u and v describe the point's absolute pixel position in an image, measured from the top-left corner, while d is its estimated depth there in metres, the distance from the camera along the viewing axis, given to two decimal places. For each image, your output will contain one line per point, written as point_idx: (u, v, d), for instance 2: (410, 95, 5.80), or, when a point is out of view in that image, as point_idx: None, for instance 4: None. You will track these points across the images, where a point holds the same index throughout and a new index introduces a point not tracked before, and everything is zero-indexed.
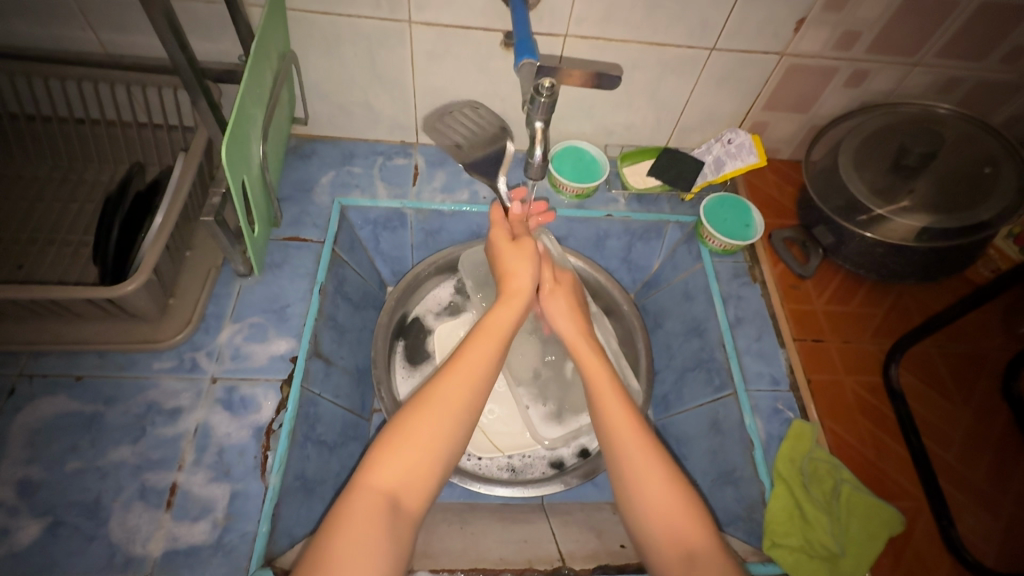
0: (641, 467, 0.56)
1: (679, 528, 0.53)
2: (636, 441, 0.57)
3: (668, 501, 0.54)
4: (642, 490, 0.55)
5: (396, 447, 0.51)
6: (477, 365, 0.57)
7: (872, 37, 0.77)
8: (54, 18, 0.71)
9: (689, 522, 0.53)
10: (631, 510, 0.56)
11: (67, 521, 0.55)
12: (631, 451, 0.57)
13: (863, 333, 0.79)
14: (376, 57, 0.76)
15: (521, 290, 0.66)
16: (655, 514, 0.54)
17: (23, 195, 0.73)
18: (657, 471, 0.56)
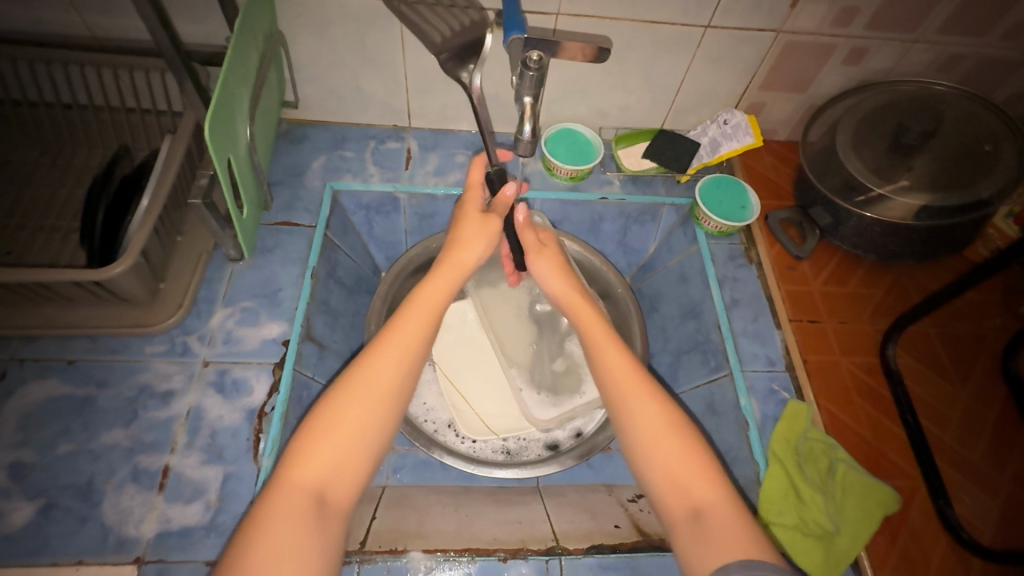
0: (652, 437, 0.55)
1: (688, 499, 0.52)
2: (646, 413, 0.57)
3: (682, 470, 0.54)
4: (649, 462, 0.55)
5: (323, 437, 0.51)
6: (410, 343, 0.57)
7: (870, 13, 0.75)
8: (40, 1, 0.70)
9: (705, 489, 0.52)
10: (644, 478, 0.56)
11: (60, 503, 0.55)
12: (641, 419, 0.57)
13: (860, 314, 0.79)
14: (366, 38, 0.75)
15: (465, 268, 0.65)
16: (663, 483, 0.54)
17: (12, 181, 0.72)
18: (669, 441, 0.55)
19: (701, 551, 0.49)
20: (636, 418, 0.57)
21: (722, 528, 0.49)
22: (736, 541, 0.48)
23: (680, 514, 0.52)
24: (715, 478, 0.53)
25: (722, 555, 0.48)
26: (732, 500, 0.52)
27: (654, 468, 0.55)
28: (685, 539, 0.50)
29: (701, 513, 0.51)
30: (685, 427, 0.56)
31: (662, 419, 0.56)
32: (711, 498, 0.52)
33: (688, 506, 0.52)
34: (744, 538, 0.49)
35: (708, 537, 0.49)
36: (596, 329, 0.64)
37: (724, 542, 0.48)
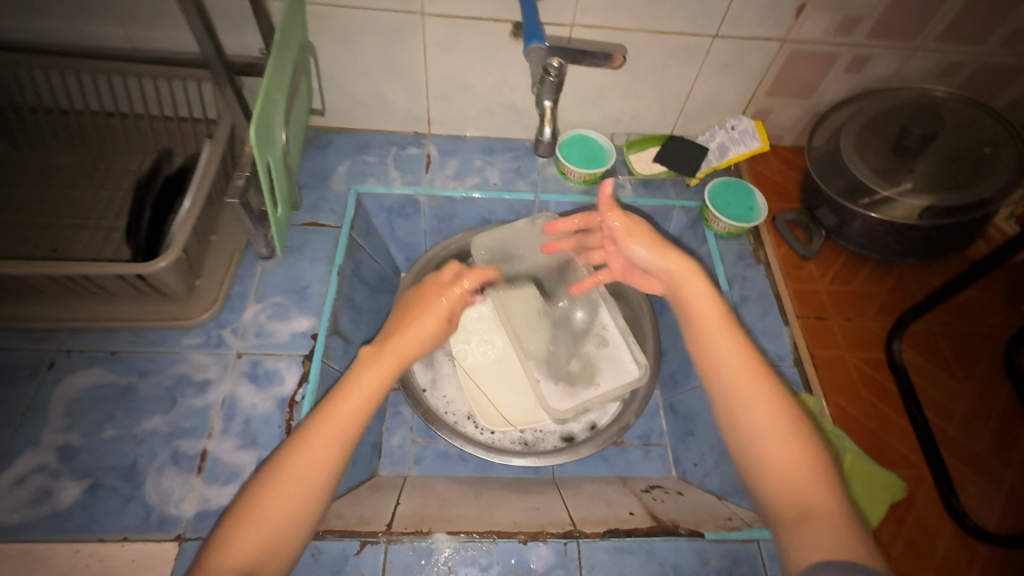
0: (768, 435, 0.54)
1: (803, 502, 0.50)
2: (763, 410, 0.55)
3: (797, 471, 0.52)
4: (768, 459, 0.54)
5: (245, 524, 0.49)
6: (334, 432, 0.54)
7: (871, 22, 0.79)
8: (88, 16, 0.75)
9: (815, 492, 0.51)
10: (758, 477, 0.54)
11: (105, 483, 0.59)
12: (758, 417, 0.55)
13: (866, 311, 0.81)
14: (391, 49, 0.79)
15: (411, 347, 0.62)
16: (771, 479, 0.53)
17: (57, 184, 0.78)
18: (785, 442, 0.54)
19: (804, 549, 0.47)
20: (752, 415, 0.56)
21: (828, 532, 0.47)
22: (843, 546, 0.46)
23: (785, 511, 0.51)
24: (828, 486, 0.51)
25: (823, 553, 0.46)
26: (843, 509, 0.50)
27: (763, 466, 0.54)
28: (791, 537, 0.49)
29: (807, 514, 0.49)
30: (805, 431, 0.55)
31: (782, 419, 0.55)
32: (822, 503, 0.50)
33: (797, 505, 0.50)
34: (854, 546, 0.46)
35: (810, 535, 0.48)
36: (713, 321, 0.61)
37: (829, 543, 0.47)
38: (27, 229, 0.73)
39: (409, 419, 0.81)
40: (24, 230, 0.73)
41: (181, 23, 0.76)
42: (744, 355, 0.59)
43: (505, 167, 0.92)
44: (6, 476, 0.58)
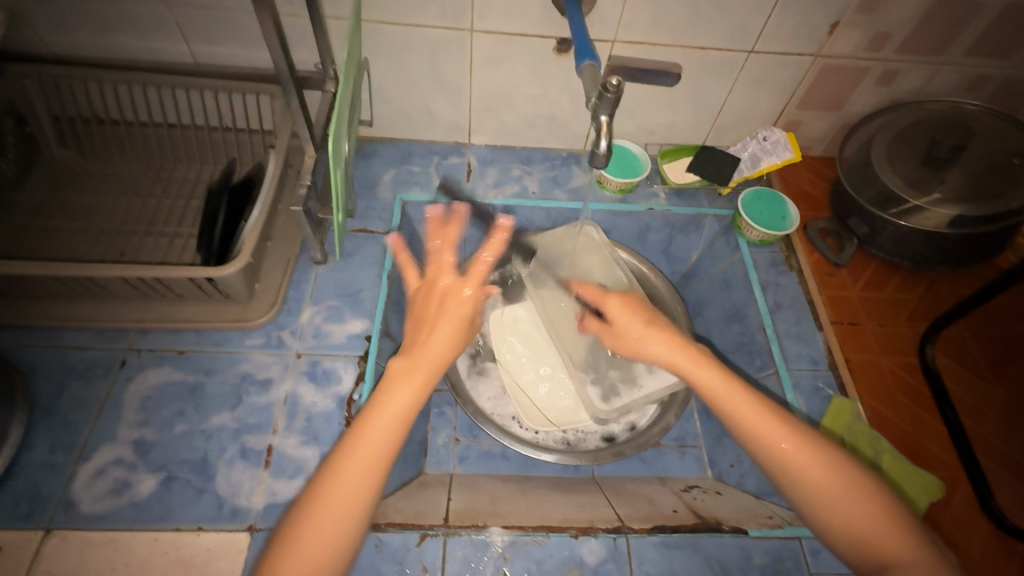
0: (827, 495, 0.54)
1: (878, 555, 0.52)
2: (815, 473, 0.55)
3: (869, 524, 0.53)
4: (836, 516, 0.54)
5: (287, 554, 0.49)
6: (368, 455, 0.53)
7: (901, 38, 0.81)
8: (154, 33, 0.78)
9: (890, 538, 0.52)
10: (826, 531, 0.55)
11: (179, 475, 0.62)
12: (810, 478, 0.55)
13: (898, 317, 0.83)
14: (439, 63, 0.83)
15: (439, 361, 0.59)
16: (842, 533, 0.54)
17: (123, 192, 0.82)
18: (844, 495, 0.54)
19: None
20: (806, 479, 0.55)
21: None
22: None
23: (865, 564, 0.52)
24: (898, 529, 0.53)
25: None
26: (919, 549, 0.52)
27: (829, 523, 0.54)
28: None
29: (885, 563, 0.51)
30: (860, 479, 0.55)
31: (837, 474, 0.55)
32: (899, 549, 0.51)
33: (872, 554, 0.52)
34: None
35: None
36: (732, 396, 0.59)
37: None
38: (96, 234, 0.77)
39: (452, 420, 0.83)
40: (93, 236, 0.77)
41: (242, 39, 0.80)
42: (774, 424, 0.57)
43: (543, 176, 0.96)
44: (88, 468, 0.61)
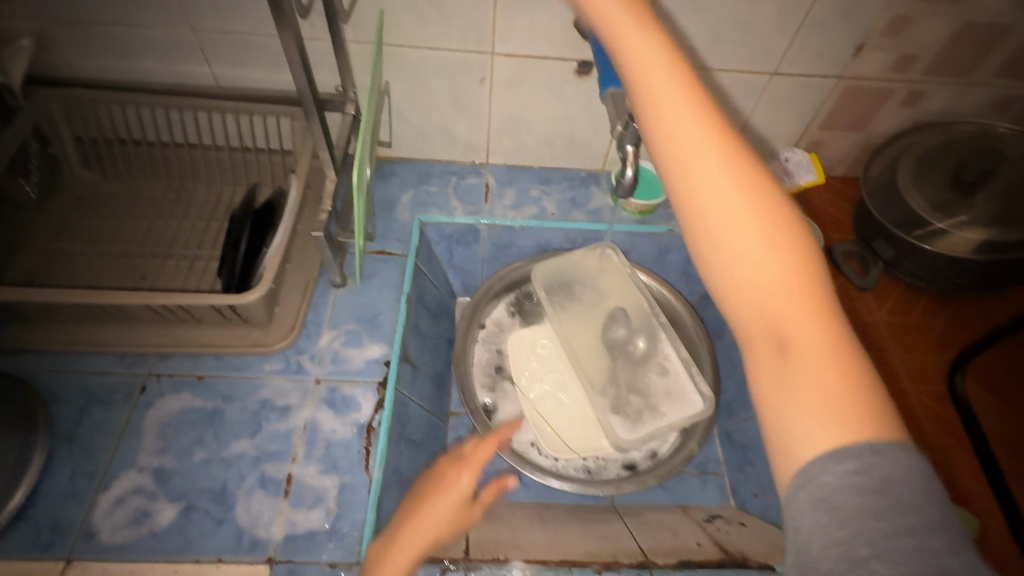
0: (756, 265, 0.37)
1: (773, 334, 0.35)
2: (729, 215, 0.38)
3: (778, 296, 0.36)
4: (744, 278, 0.37)
5: None
6: None
7: (928, 60, 0.80)
8: (176, 57, 0.79)
9: (810, 335, 0.34)
10: (719, 294, 0.39)
11: (198, 505, 0.61)
12: (755, 263, 0.37)
13: (927, 344, 0.82)
14: (458, 85, 0.82)
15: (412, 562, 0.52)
16: (745, 297, 0.37)
17: (144, 214, 0.82)
18: (785, 276, 0.36)
19: (783, 412, 0.34)
20: (745, 249, 0.37)
21: (819, 378, 0.33)
22: (833, 409, 0.32)
23: (757, 339, 0.36)
24: (837, 329, 0.35)
25: (823, 438, 0.32)
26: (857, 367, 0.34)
27: (737, 292, 0.37)
28: (760, 374, 0.36)
29: (779, 339, 0.35)
30: (814, 273, 0.37)
31: (785, 250, 0.37)
32: (817, 342, 0.34)
33: (768, 321, 0.36)
34: (854, 419, 0.32)
35: (794, 390, 0.34)
36: (671, 97, 0.40)
37: (811, 406, 0.33)
38: (118, 257, 0.77)
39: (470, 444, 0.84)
40: (114, 259, 0.77)
41: (263, 63, 0.80)
42: (722, 154, 0.39)
43: (561, 198, 0.95)
44: (108, 497, 0.61)
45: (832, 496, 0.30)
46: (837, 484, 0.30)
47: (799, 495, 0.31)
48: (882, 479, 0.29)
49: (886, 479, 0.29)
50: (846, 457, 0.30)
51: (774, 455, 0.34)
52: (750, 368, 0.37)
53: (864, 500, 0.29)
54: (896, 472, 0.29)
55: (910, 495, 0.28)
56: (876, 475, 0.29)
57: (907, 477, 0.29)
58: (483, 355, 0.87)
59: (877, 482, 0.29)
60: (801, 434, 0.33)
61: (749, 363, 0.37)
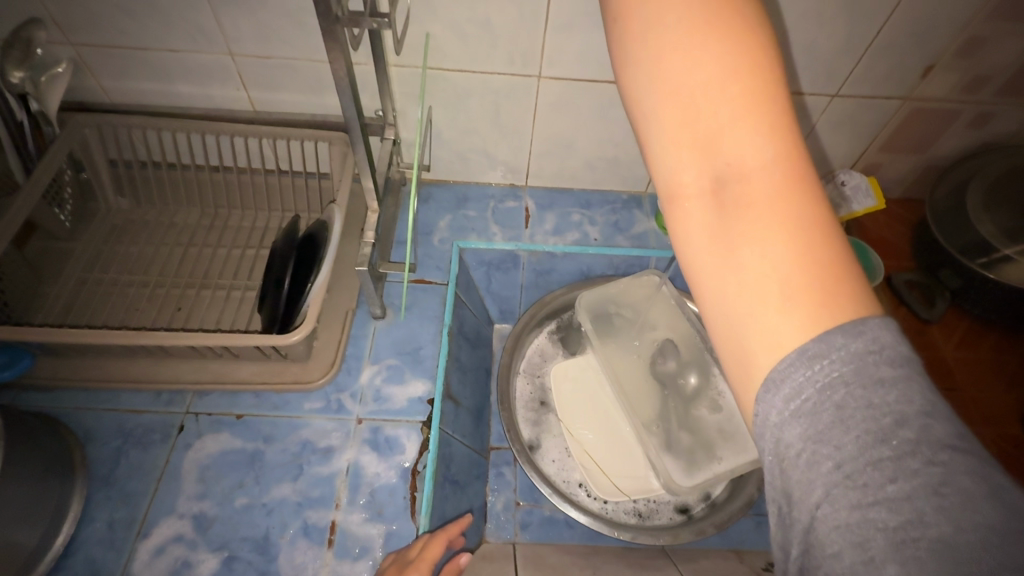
0: (699, 113, 0.31)
1: (715, 186, 0.31)
2: (675, 54, 0.32)
3: (726, 143, 0.31)
4: (685, 126, 0.32)
5: None
6: None
7: (1002, 81, 0.75)
8: (214, 81, 0.77)
9: (763, 182, 0.29)
10: (654, 149, 0.34)
11: (240, 556, 0.59)
12: (697, 102, 0.31)
13: (997, 382, 0.79)
14: (502, 108, 0.79)
15: None
16: (685, 158, 0.32)
17: (178, 240, 0.80)
18: (732, 121, 0.30)
19: (727, 296, 0.30)
20: (687, 90, 0.32)
21: (763, 248, 0.29)
22: (783, 288, 0.28)
23: (695, 202, 0.32)
24: (794, 176, 0.29)
25: (774, 333, 0.28)
26: (813, 218, 0.29)
27: (680, 140, 0.32)
28: (699, 245, 0.32)
29: (721, 206, 0.31)
30: (768, 103, 0.30)
31: (733, 87, 0.30)
32: (768, 201, 0.29)
33: (709, 182, 0.31)
34: (804, 297, 0.28)
35: (735, 266, 0.30)
36: None
37: (753, 285, 0.29)
38: (153, 287, 0.75)
39: (512, 481, 0.79)
40: (150, 289, 0.75)
41: (302, 87, 0.77)
42: None
43: (604, 222, 0.91)
44: (147, 546, 0.59)
45: (786, 434, 0.27)
46: (789, 415, 0.27)
47: (761, 442, 0.29)
48: (824, 390, 0.26)
49: (837, 383, 0.26)
50: (800, 365, 0.27)
51: (725, 351, 0.31)
52: (687, 241, 0.33)
53: (813, 433, 0.26)
54: (845, 371, 0.26)
55: (855, 405, 0.26)
56: (827, 378, 0.26)
57: (855, 366, 0.26)
58: (526, 389, 0.84)
59: (822, 401, 0.26)
60: (747, 326, 0.29)
61: (684, 235, 0.33)
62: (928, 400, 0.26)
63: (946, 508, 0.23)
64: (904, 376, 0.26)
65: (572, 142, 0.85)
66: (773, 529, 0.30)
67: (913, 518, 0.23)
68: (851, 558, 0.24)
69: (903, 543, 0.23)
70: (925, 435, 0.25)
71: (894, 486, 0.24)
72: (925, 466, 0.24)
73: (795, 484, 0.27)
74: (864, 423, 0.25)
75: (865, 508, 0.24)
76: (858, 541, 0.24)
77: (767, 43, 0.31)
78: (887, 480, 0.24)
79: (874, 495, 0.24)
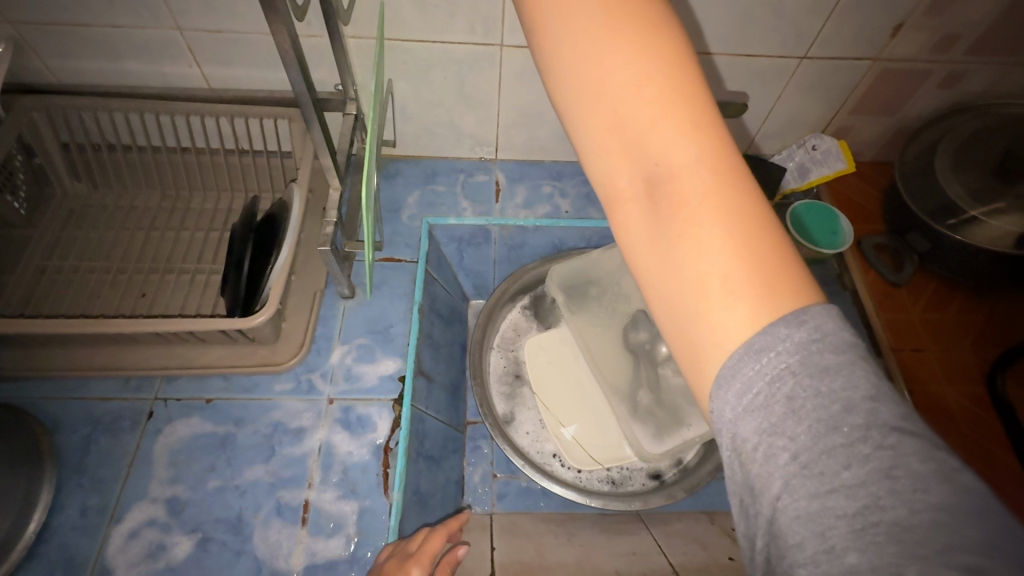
0: (625, 116, 0.31)
1: (649, 187, 0.30)
2: (593, 57, 0.31)
3: (653, 143, 0.30)
4: (613, 130, 0.31)
5: None
6: None
7: (971, 39, 0.74)
8: (163, 57, 0.74)
9: (695, 180, 0.29)
10: (586, 155, 0.33)
11: (215, 537, 0.59)
12: (620, 105, 0.31)
13: (963, 342, 0.80)
14: (465, 79, 0.77)
15: None
16: (617, 163, 0.31)
17: (140, 225, 0.79)
18: (658, 121, 0.30)
19: (672, 298, 0.30)
20: (609, 95, 0.31)
21: (702, 245, 0.28)
22: (724, 287, 0.28)
23: (633, 206, 0.31)
24: (723, 170, 0.29)
25: (721, 330, 0.28)
26: (748, 211, 0.29)
27: (611, 143, 0.31)
28: (641, 249, 0.31)
29: (658, 207, 0.30)
30: (689, 101, 0.30)
31: (652, 88, 0.30)
32: (702, 197, 0.29)
33: (644, 184, 0.30)
34: (747, 290, 0.27)
35: (679, 268, 0.29)
36: None
37: (696, 286, 0.29)
38: (117, 273, 0.74)
39: (489, 454, 0.80)
40: (113, 276, 0.74)
41: (255, 61, 0.74)
42: None
43: (576, 194, 0.91)
44: (121, 530, 0.59)
45: (741, 429, 0.27)
46: (743, 411, 0.27)
47: (720, 434, 0.28)
48: (773, 382, 0.26)
49: (785, 374, 0.26)
50: (749, 359, 0.27)
51: (676, 347, 0.31)
52: (628, 247, 0.32)
53: (768, 426, 0.26)
54: (792, 362, 0.26)
55: (805, 395, 0.26)
56: (775, 370, 0.26)
57: (801, 356, 0.26)
58: (500, 363, 0.85)
59: (773, 394, 0.26)
60: (696, 326, 0.29)
61: (625, 238, 0.32)
62: (873, 385, 0.25)
63: (899, 491, 0.23)
64: (847, 361, 0.26)
65: (540, 112, 0.83)
66: (737, 517, 0.29)
67: (870, 503, 0.23)
68: (814, 548, 0.24)
69: (863, 530, 0.23)
70: (873, 419, 0.25)
71: (848, 472, 0.24)
72: (876, 450, 0.24)
73: (755, 478, 0.26)
74: (815, 412, 0.25)
75: (824, 496, 0.24)
76: (820, 530, 0.24)
77: (678, 39, 0.31)
78: (842, 466, 0.24)
79: (831, 483, 0.24)
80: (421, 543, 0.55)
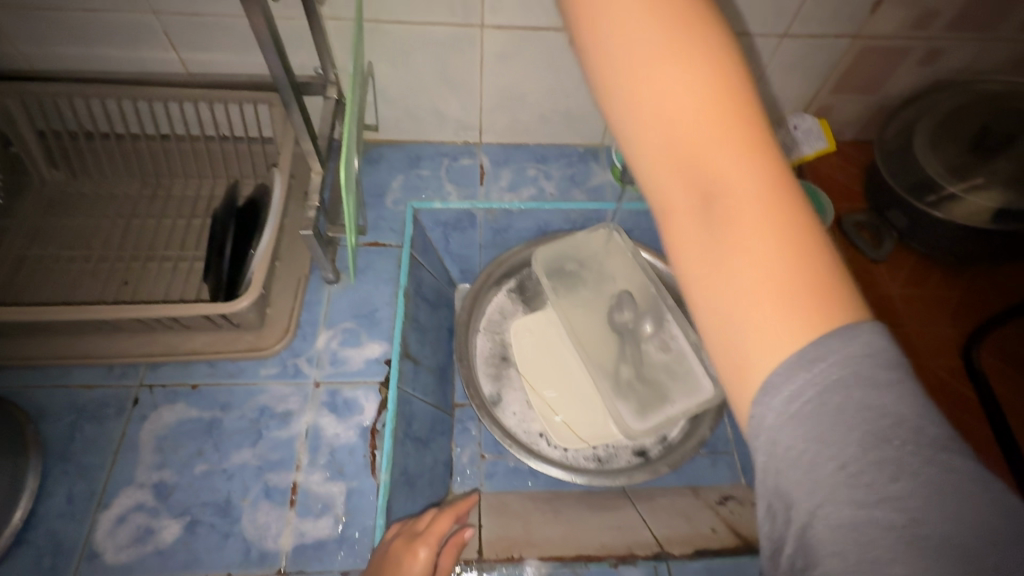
0: (679, 126, 0.29)
1: (705, 200, 0.29)
2: (647, 66, 0.30)
3: (710, 155, 0.29)
4: (667, 141, 0.30)
5: None
6: None
7: (950, 15, 0.75)
8: (138, 42, 0.73)
9: (752, 194, 0.28)
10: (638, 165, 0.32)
11: (202, 519, 0.60)
12: (674, 115, 0.30)
13: (940, 316, 0.82)
14: (446, 62, 0.77)
15: None
16: (670, 173, 0.30)
17: (120, 213, 0.78)
18: (716, 133, 0.29)
19: (723, 314, 0.28)
20: (664, 103, 0.30)
21: (759, 261, 0.27)
22: (782, 305, 0.26)
23: (687, 219, 0.30)
24: (781, 186, 0.28)
25: (773, 346, 0.26)
26: (806, 229, 0.28)
27: (664, 154, 0.30)
28: (693, 263, 0.30)
29: (711, 219, 0.29)
30: (745, 115, 0.29)
31: (710, 99, 0.29)
32: (759, 212, 0.28)
33: (699, 197, 0.29)
34: (806, 309, 0.26)
35: (732, 283, 0.28)
36: None
37: (749, 301, 0.27)
38: (98, 261, 0.73)
39: (476, 435, 0.81)
40: (94, 264, 0.73)
41: (232, 45, 0.74)
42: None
43: (560, 176, 0.91)
44: (109, 515, 0.60)
45: (784, 437, 0.25)
46: (787, 419, 0.25)
47: (755, 444, 0.27)
48: (825, 393, 0.25)
49: (838, 386, 0.25)
50: (797, 372, 0.25)
51: (720, 362, 0.29)
52: (676, 259, 0.31)
53: (813, 435, 0.24)
54: (846, 374, 0.25)
55: (856, 408, 0.24)
56: (827, 380, 0.25)
57: (855, 369, 0.25)
58: (487, 345, 0.86)
59: (823, 403, 0.25)
60: (746, 343, 0.27)
61: (674, 251, 0.31)
62: (921, 400, 0.25)
63: (884, 460, 0.23)
64: (901, 378, 0.25)
65: (523, 95, 0.83)
66: (760, 517, 0.28)
67: (918, 519, 0.22)
68: (858, 559, 0.23)
69: (913, 544, 0.22)
70: (924, 437, 0.24)
71: (898, 484, 0.23)
72: (928, 466, 0.23)
73: (792, 486, 0.25)
74: (867, 424, 0.24)
75: (870, 507, 0.23)
76: (865, 541, 0.23)
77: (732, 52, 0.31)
78: (890, 479, 0.23)
79: (878, 495, 0.23)
80: (429, 519, 0.57)
